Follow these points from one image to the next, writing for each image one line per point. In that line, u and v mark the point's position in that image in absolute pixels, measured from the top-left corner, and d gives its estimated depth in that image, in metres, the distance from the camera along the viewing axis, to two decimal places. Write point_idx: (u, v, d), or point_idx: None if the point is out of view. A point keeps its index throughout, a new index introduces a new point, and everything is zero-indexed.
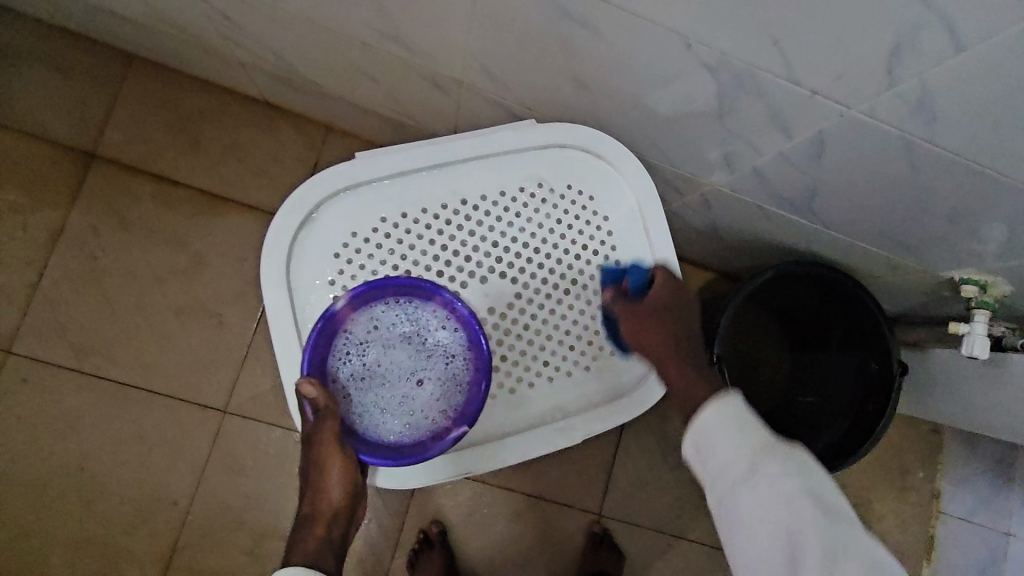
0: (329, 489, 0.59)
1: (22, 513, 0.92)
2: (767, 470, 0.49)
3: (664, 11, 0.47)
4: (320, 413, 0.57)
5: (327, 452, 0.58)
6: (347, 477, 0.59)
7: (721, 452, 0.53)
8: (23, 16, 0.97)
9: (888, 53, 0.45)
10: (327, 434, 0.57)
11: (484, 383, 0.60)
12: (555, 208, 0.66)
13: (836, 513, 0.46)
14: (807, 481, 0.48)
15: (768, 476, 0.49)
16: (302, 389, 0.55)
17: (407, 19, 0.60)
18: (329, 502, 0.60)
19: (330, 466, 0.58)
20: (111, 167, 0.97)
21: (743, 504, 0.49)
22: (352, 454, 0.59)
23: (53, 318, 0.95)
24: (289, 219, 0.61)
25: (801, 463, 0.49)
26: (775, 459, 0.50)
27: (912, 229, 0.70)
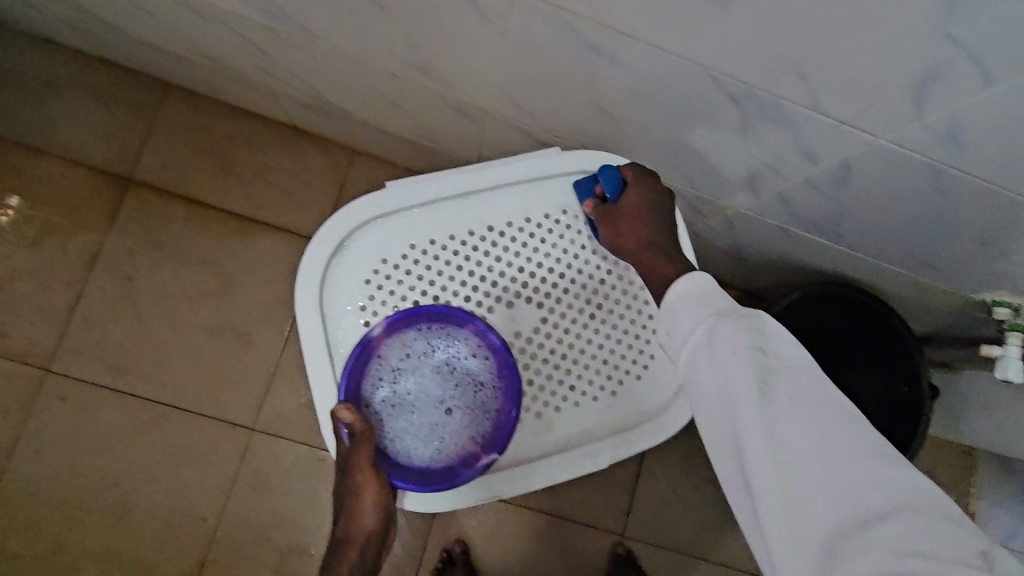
0: (362, 515, 0.60)
1: (58, 528, 0.95)
2: (723, 331, 0.45)
3: (690, 46, 0.48)
4: (356, 438, 0.58)
5: (362, 479, 0.59)
6: (381, 503, 0.60)
7: (678, 321, 0.49)
8: (64, 48, 1.01)
9: (916, 85, 0.45)
10: (362, 459, 0.58)
11: (514, 410, 0.62)
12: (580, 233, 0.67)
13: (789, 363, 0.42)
14: (763, 339, 0.43)
15: (723, 336, 0.44)
16: (341, 414, 0.57)
17: (436, 51, 0.61)
18: (361, 527, 0.61)
19: (364, 492, 0.59)
20: (147, 191, 1.01)
21: (700, 362, 0.45)
22: (385, 479, 0.60)
23: (90, 338, 0.98)
24: (322, 246, 0.63)
25: (761, 322, 0.44)
26: (730, 320, 0.45)
27: (942, 252, 0.69)
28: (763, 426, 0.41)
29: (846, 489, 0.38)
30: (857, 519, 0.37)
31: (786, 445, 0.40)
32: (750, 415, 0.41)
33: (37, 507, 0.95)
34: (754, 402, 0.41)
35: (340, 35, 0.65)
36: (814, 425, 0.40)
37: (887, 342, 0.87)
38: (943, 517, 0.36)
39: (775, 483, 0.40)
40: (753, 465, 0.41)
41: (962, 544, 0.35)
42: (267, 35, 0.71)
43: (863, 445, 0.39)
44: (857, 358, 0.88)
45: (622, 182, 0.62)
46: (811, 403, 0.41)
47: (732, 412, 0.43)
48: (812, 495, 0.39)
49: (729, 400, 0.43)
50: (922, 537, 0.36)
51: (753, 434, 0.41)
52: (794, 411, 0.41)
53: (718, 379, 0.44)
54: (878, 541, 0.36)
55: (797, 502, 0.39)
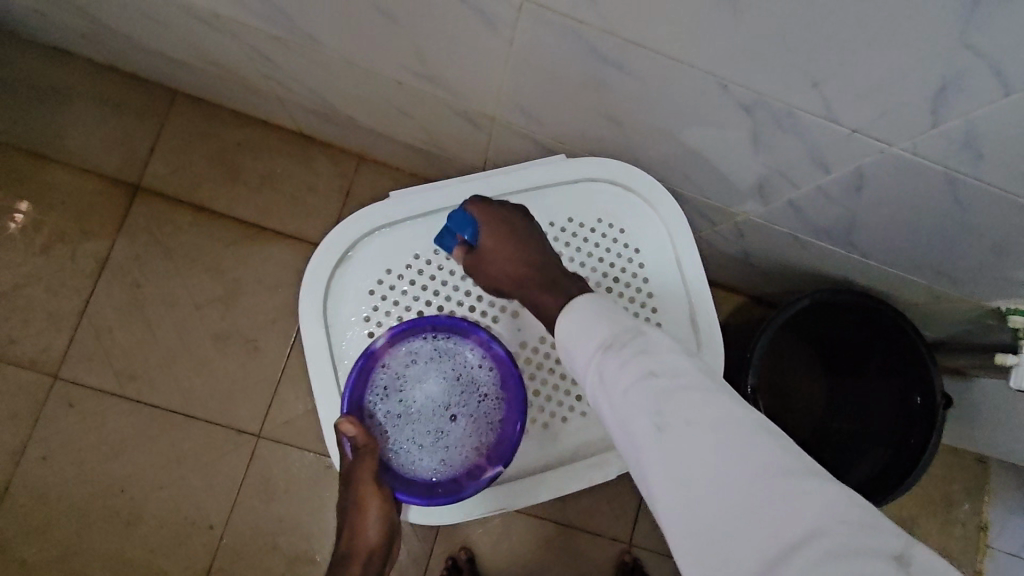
0: (365, 530, 0.60)
1: (65, 535, 0.95)
2: (614, 364, 0.47)
3: (701, 55, 0.48)
4: (360, 451, 0.58)
5: (365, 492, 0.58)
6: (385, 517, 0.60)
7: (575, 352, 0.51)
8: (72, 55, 1.02)
9: (932, 94, 0.44)
10: (365, 472, 0.58)
11: (519, 424, 0.60)
12: (586, 241, 0.66)
13: (679, 387, 0.44)
14: (647, 364, 0.45)
15: (614, 367, 0.47)
16: (342, 427, 0.57)
17: (443, 60, 0.61)
18: (365, 541, 0.60)
19: (368, 506, 0.59)
20: (155, 199, 1.01)
21: (602, 395, 0.48)
22: (390, 493, 0.59)
23: (98, 345, 0.98)
24: (326, 258, 0.62)
25: (640, 349, 0.47)
26: (619, 351, 0.47)
27: (956, 261, 0.68)
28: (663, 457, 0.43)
29: (751, 509, 0.39)
30: (765, 540, 0.38)
31: (686, 472, 0.41)
32: (651, 442, 0.43)
33: (45, 513, 0.95)
34: (652, 428, 0.43)
35: (346, 44, 0.65)
36: (709, 448, 0.41)
37: (899, 353, 0.85)
38: (847, 524, 0.37)
39: (686, 514, 0.41)
40: (664, 498, 0.42)
41: (866, 549, 0.36)
42: (275, 44, 0.71)
43: (761, 461, 0.40)
44: None
45: (474, 222, 0.60)
46: (705, 424, 0.42)
47: (637, 446, 0.44)
48: (718, 521, 0.40)
49: (633, 430, 0.45)
50: (826, 550, 0.36)
51: (656, 465, 0.43)
52: (689, 437, 0.42)
53: (618, 410, 0.46)
54: (784, 560, 0.37)
55: (706, 530, 0.40)
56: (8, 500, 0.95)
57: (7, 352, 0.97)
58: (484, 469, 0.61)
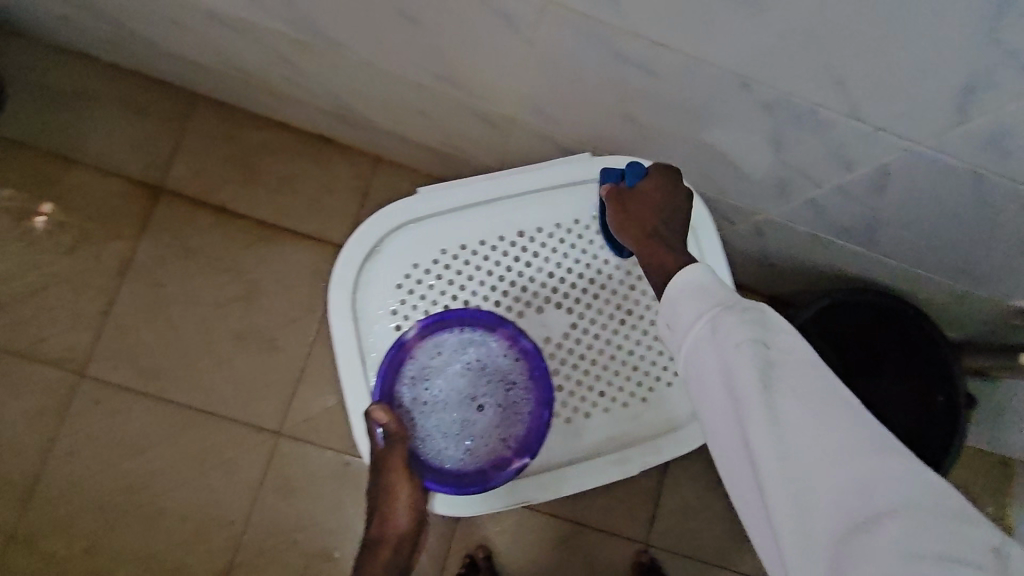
0: (396, 513, 0.61)
1: (91, 529, 0.97)
2: (724, 326, 0.43)
3: (724, 54, 0.48)
4: (390, 439, 0.59)
5: (395, 478, 0.60)
6: (413, 503, 0.61)
7: (678, 319, 0.47)
8: (97, 60, 1.04)
9: (959, 93, 0.44)
10: (395, 460, 0.59)
11: (546, 414, 0.62)
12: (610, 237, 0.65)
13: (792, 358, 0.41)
14: (761, 331, 0.42)
15: (725, 331, 0.43)
16: (375, 414, 0.58)
17: (464, 62, 0.62)
18: (396, 526, 0.62)
19: (398, 491, 0.60)
20: (177, 200, 1.03)
21: (705, 361, 0.44)
22: (419, 481, 0.60)
23: (123, 343, 1.00)
24: (355, 252, 0.63)
25: (758, 315, 0.43)
26: (733, 314, 0.44)
27: (982, 260, 0.67)
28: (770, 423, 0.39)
29: (855, 487, 0.37)
30: (866, 518, 0.36)
31: (794, 444, 0.39)
32: (757, 413, 0.40)
33: (72, 508, 0.97)
34: (760, 399, 0.40)
35: (368, 48, 0.66)
36: (822, 420, 0.39)
37: (921, 350, 0.85)
38: (951, 511, 0.35)
39: (784, 482, 0.39)
40: (761, 464, 0.40)
41: (976, 537, 0.34)
42: (297, 48, 0.72)
43: (871, 441, 0.38)
44: (886, 372, 0.86)
45: (646, 174, 0.60)
46: (816, 397, 0.40)
47: (739, 411, 0.41)
48: (819, 493, 0.38)
49: (732, 398, 0.41)
50: (933, 533, 0.35)
51: (761, 431, 0.40)
52: (802, 409, 0.39)
53: (721, 375, 0.42)
54: (888, 536, 0.35)
55: (806, 503, 0.38)
56: (37, 495, 0.97)
57: (35, 350, 0.99)
58: (511, 459, 0.62)
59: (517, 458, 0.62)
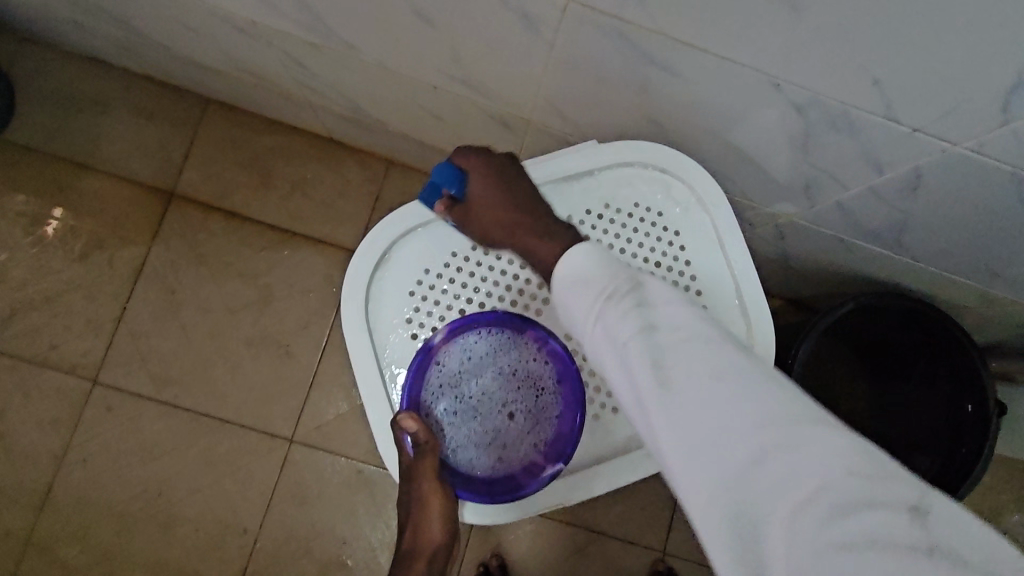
0: (429, 527, 0.59)
1: (104, 536, 0.97)
2: (614, 320, 0.45)
3: (752, 54, 0.46)
4: (421, 448, 0.55)
5: (428, 491, 0.57)
6: (449, 511, 0.58)
7: (579, 312, 0.48)
8: (109, 66, 1.03)
9: (1004, 93, 0.42)
10: (428, 472, 0.56)
11: (578, 417, 0.58)
12: (624, 228, 0.61)
13: (677, 338, 0.42)
14: (644, 320, 0.43)
15: (619, 327, 0.44)
16: (403, 423, 0.55)
17: (481, 63, 0.60)
18: (429, 540, 0.59)
19: (432, 502, 0.57)
20: (189, 205, 1.02)
21: (610, 358, 0.45)
22: (451, 491, 0.57)
23: (136, 349, 1.00)
24: (364, 262, 0.58)
25: (637, 306, 0.44)
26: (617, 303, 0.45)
27: (1015, 263, 0.65)
28: (670, 413, 0.40)
29: (768, 463, 0.36)
30: (779, 493, 0.35)
31: (699, 429, 0.38)
32: (657, 405, 0.40)
33: (85, 516, 0.97)
34: (653, 391, 0.41)
35: (383, 50, 0.64)
36: (714, 398, 0.38)
37: (949, 356, 0.82)
38: (859, 474, 0.34)
39: (704, 473, 0.38)
40: (677, 456, 0.39)
41: (883, 497, 0.33)
42: (310, 52, 0.71)
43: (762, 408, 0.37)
44: (913, 372, 0.86)
45: (461, 175, 0.59)
46: (707, 374, 0.39)
47: (643, 404, 0.42)
48: (726, 476, 0.37)
49: (637, 396, 0.42)
50: (843, 507, 0.33)
51: (662, 423, 0.40)
52: (692, 390, 0.39)
53: (623, 371, 0.43)
54: (791, 511, 0.34)
55: (716, 487, 0.37)
56: (50, 503, 0.97)
57: (47, 357, 0.99)
58: (544, 464, 0.58)
59: (550, 464, 0.58)
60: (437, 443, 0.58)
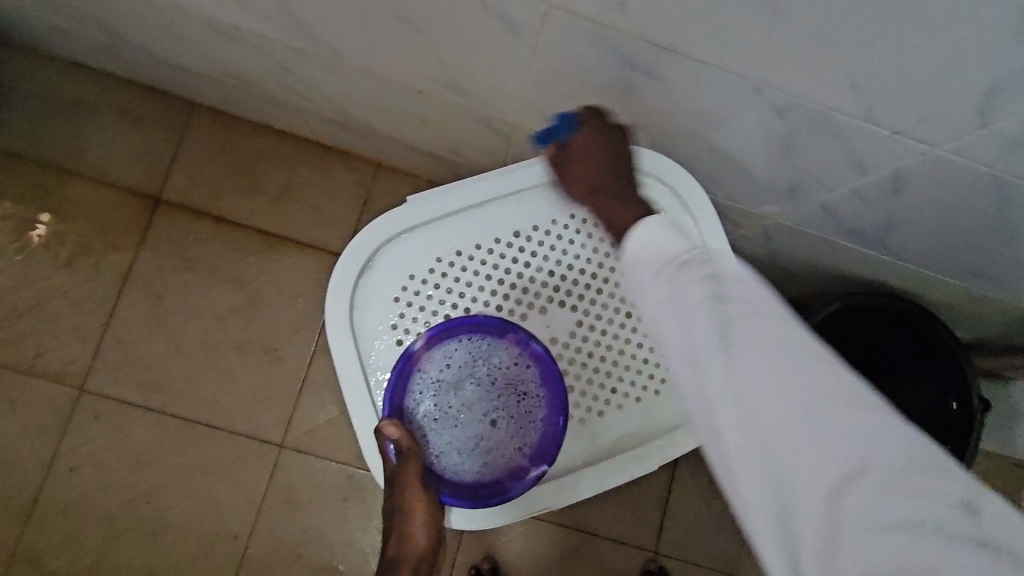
0: (413, 535, 0.56)
1: (93, 545, 0.96)
2: (681, 287, 0.42)
3: (733, 58, 0.46)
4: (403, 455, 0.55)
5: (410, 494, 0.55)
6: (432, 527, 0.56)
7: (642, 274, 0.46)
8: (93, 70, 1.02)
9: (980, 96, 0.42)
10: (410, 475, 0.55)
11: (561, 419, 0.58)
12: None
13: (748, 310, 0.39)
14: (716, 287, 0.40)
15: (685, 291, 0.42)
16: (385, 430, 0.54)
17: (466, 68, 0.60)
18: (414, 550, 0.56)
19: (414, 515, 0.56)
20: (176, 210, 1.02)
21: (669, 321, 0.43)
22: (434, 494, 0.56)
23: (123, 356, 0.99)
24: (348, 269, 0.58)
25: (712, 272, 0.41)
26: (691, 271, 0.42)
27: (997, 262, 0.66)
28: (730, 382, 0.38)
29: (825, 442, 0.35)
30: (834, 472, 0.35)
31: (757, 401, 0.37)
32: (715, 374, 0.39)
33: (73, 525, 0.96)
34: (714, 359, 0.39)
35: (368, 55, 0.64)
36: (782, 374, 0.37)
37: (933, 353, 0.83)
38: (920, 466, 0.34)
39: (755, 442, 0.37)
40: (730, 423, 0.38)
41: (945, 492, 0.33)
42: (295, 56, 0.71)
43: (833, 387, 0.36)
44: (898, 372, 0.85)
45: (576, 124, 0.55)
46: (777, 350, 0.38)
47: (699, 375, 0.40)
48: (781, 448, 0.36)
49: (692, 361, 0.41)
50: (898, 493, 0.33)
51: (720, 393, 0.39)
52: (758, 363, 0.38)
53: (681, 335, 0.41)
54: (845, 490, 0.34)
55: (770, 455, 0.37)
56: (37, 512, 0.96)
57: (33, 365, 0.98)
58: (528, 467, 0.58)
59: (534, 466, 0.58)
60: (420, 448, 0.57)
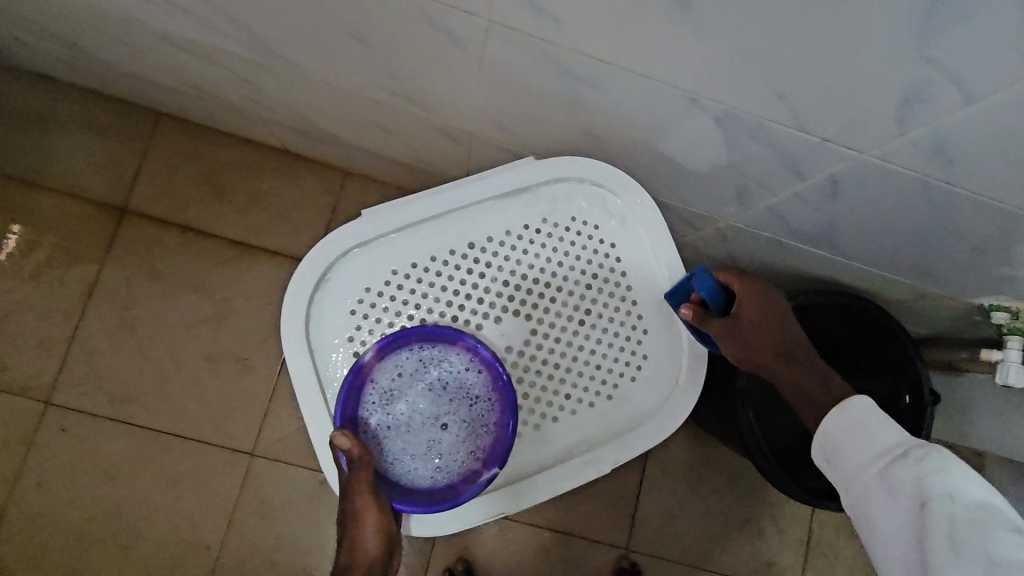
0: (363, 544, 0.56)
1: (62, 558, 0.95)
2: (894, 477, 0.47)
3: (666, 70, 0.48)
4: (354, 464, 0.56)
5: (361, 503, 0.56)
6: (383, 532, 0.56)
7: (846, 453, 0.51)
8: (56, 81, 1.02)
9: (897, 106, 0.45)
10: (361, 483, 0.56)
11: (511, 423, 0.59)
12: (560, 241, 0.63)
13: (960, 501, 0.43)
14: (926, 469, 0.45)
15: (895, 473, 0.47)
16: (336, 440, 0.55)
17: (419, 80, 0.61)
18: (363, 558, 0.56)
19: (365, 520, 0.56)
20: (143, 221, 1.01)
21: (877, 502, 0.47)
22: (386, 502, 0.57)
23: (90, 368, 0.99)
24: (303, 281, 0.59)
25: (925, 456, 0.46)
26: (908, 463, 0.46)
27: (937, 261, 0.69)
28: (950, 561, 0.41)
29: None
30: None
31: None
32: (934, 554, 0.42)
33: (41, 539, 0.95)
34: (931, 539, 0.42)
35: (324, 67, 0.65)
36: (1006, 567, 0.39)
37: (887, 349, 0.85)
38: None
39: None
40: None
41: None
42: (254, 68, 0.72)
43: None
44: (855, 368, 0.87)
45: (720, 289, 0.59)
46: (996, 540, 0.40)
47: (926, 567, 0.42)
48: None
49: (909, 543, 0.44)
50: None
51: (942, 572, 0.41)
52: (975, 546, 0.40)
53: (891, 513, 0.46)
54: None
55: None
56: (4, 528, 0.95)
57: None
58: (481, 471, 0.59)
59: (486, 469, 0.59)
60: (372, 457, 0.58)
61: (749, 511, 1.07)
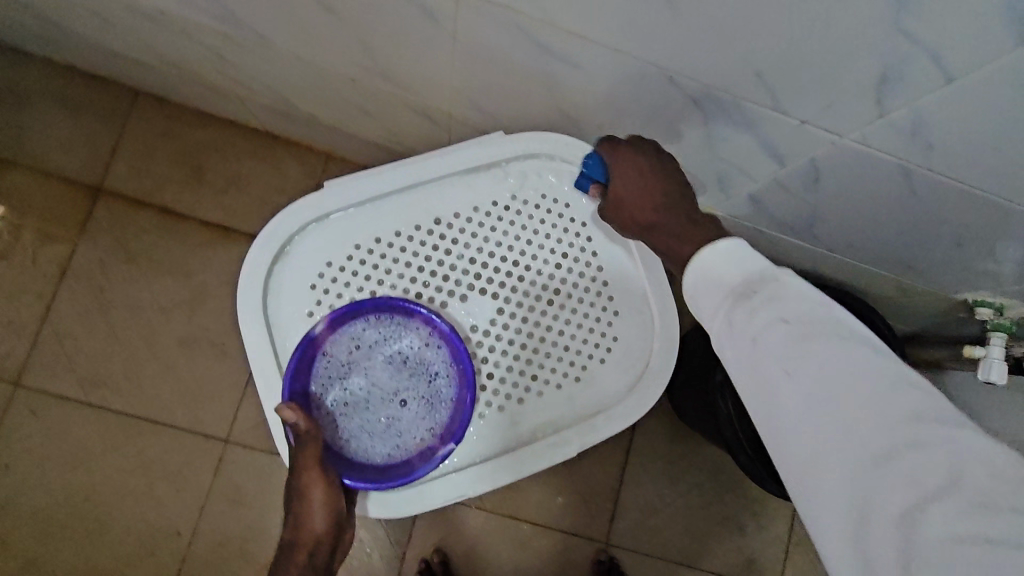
0: (311, 517, 0.55)
1: (29, 543, 0.93)
2: (745, 311, 0.43)
3: (640, 46, 0.47)
4: (302, 438, 0.54)
5: (309, 478, 0.54)
6: (330, 505, 0.55)
7: (705, 298, 0.47)
8: (31, 56, 0.99)
9: (876, 85, 0.43)
10: (309, 459, 0.54)
11: (469, 401, 0.58)
12: (530, 218, 0.61)
13: (818, 324, 0.40)
14: (779, 306, 0.41)
15: (750, 313, 0.42)
16: (282, 415, 0.52)
17: (392, 54, 0.60)
18: (311, 530, 0.56)
19: (313, 493, 0.55)
20: (117, 200, 0.99)
21: (730, 344, 0.43)
22: (335, 479, 0.55)
23: (62, 350, 0.97)
24: (263, 254, 0.58)
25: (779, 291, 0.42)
26: (760, 299, 0.43)
27: (921, 253, 0.68)
28: (800, 395, 0.39)
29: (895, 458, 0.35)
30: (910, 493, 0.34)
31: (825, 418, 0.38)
32: (784, 390, 0.39)
33: (8, 523, 0.93)
34: (782, 376, 0.40)
35: (295, 41, 0.63)
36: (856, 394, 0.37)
37: None
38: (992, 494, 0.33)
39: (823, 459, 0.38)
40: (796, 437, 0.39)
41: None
42: (226, 42, 0.70)
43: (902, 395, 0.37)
44: None
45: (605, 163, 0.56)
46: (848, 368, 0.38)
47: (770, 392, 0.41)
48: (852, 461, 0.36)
49: (760, 381, 0.41)
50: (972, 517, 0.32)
51: (789, 405, 0.39)
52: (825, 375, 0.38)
53: (744, 352, 0.42)
54: (927, 520, 0.33)
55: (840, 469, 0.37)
56: None
57: None
58: (438, 448, 0.58)
59: (443, 446, 0.58)
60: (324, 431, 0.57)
61: (730, 507, 1.05)
